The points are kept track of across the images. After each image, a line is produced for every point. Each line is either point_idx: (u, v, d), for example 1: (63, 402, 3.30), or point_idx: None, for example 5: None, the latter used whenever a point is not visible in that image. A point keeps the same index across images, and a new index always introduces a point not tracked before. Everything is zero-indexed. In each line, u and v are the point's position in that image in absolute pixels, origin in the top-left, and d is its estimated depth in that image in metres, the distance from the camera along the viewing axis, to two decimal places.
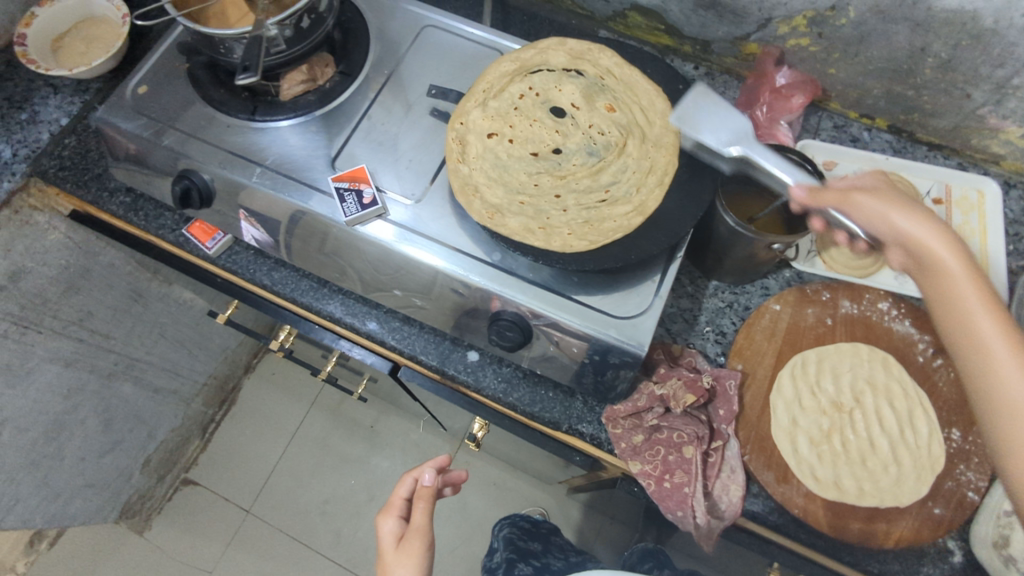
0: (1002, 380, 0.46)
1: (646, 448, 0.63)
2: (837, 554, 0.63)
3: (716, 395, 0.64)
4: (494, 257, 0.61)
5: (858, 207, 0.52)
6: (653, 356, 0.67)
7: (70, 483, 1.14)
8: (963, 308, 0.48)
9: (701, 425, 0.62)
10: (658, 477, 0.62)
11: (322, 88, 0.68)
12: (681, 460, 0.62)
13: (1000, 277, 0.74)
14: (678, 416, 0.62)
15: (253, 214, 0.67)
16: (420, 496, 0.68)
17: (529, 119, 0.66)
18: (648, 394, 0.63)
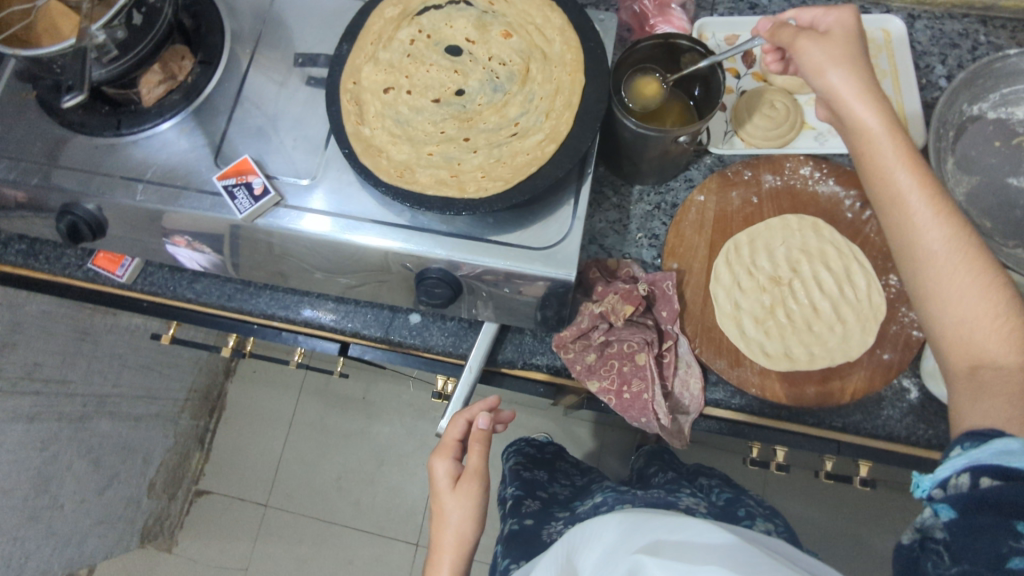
0: (963, 252, 0.47)
1: (600, 366, 0.63)
2: (799, 418, 0.64)
3: (655, 298, 0.65)
4: (404, 218, 0.59)
5: (804, 56, 0.54)
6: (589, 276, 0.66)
7: (77, 526, 1.15)
8: (883, 164, 0.51)
9: (648, 330, 0.63)
10: (617, 392, 0.62)
11: (184, 84, 0.65)
12: (635, 368, 0.62)
13: (916, 114, 0.74)
14: (624, 327, 0.63)
15: (192, 236, 0.63)
16: (475, 439, 0.62)
17: (424, 65, 0.63)
18: (589, 316, 0.63)
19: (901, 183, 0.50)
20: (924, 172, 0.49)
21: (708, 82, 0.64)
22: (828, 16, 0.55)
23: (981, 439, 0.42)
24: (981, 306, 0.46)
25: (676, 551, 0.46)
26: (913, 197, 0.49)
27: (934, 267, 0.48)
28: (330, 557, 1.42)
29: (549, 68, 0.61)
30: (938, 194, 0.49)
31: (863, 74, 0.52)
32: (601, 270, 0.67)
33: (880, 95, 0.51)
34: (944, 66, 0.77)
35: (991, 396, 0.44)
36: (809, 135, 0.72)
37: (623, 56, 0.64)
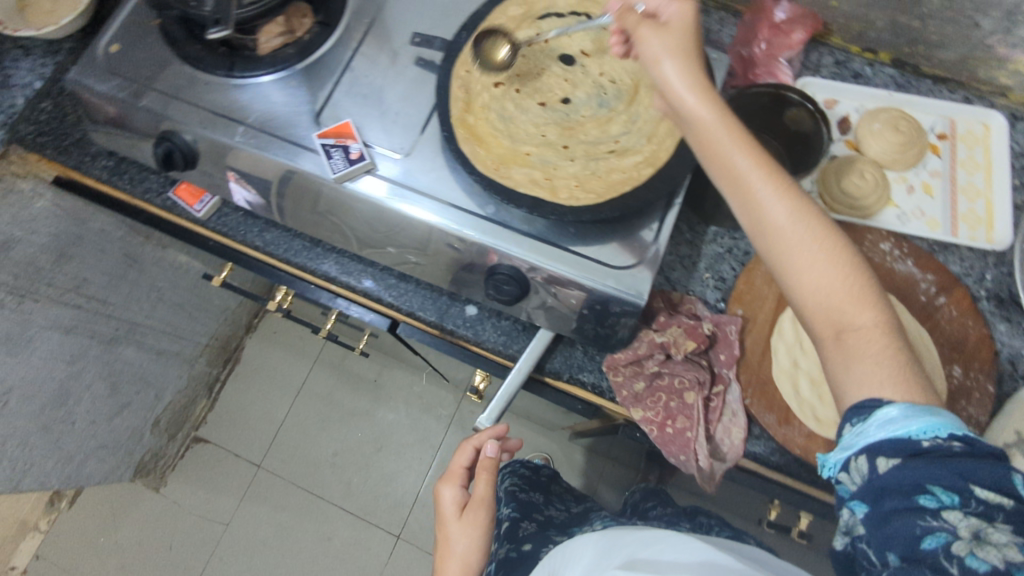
0: (814, 235, 0.45)
1: (648, 395, 0.63)
2: (837, 491, 0.63)
3: (716, 341, 0.65)
4: (488, 210, 0.60)
5: (643, 45, 0.50)
6: (652, 306, 0.67)
7: (81, 445, 1.14)
8: (722, 154, 0.47)
9: (702, 369, 0.63)
10: (660, 424, 0.62)
11: (301, 41, 0.66)
12: (683, 403, 0.62)
13: (1004, 213, 0.73)
14: (679, 361, 0.63)
15: (242, 173, 0.65)
16: (482, 467, 0.64)
17: (536, 68, 0.64)
18: (647, 343, 0.63)
19: (739, 170, 0.46)
20: (760, 158, 0.46)
21: (808, 138, 0.65)
22: (671, 5, 0.50)
23: (866, 411, 0.42)
24: (846, 279, 0.45)
25: (645, 565, 0.47)
26: (755, 183, 0.46)
27: (777, 250, 0.46)
28: (311, 530, 1.41)
29: (659, 95, 0.62)
30: (772, 177, 0.46)
31: (686, 60, 0.48)
32: (665, 305, 0.67)
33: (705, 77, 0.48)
34: None
35: (864, 360, 0.44)
36: (892, 213, 0.73)
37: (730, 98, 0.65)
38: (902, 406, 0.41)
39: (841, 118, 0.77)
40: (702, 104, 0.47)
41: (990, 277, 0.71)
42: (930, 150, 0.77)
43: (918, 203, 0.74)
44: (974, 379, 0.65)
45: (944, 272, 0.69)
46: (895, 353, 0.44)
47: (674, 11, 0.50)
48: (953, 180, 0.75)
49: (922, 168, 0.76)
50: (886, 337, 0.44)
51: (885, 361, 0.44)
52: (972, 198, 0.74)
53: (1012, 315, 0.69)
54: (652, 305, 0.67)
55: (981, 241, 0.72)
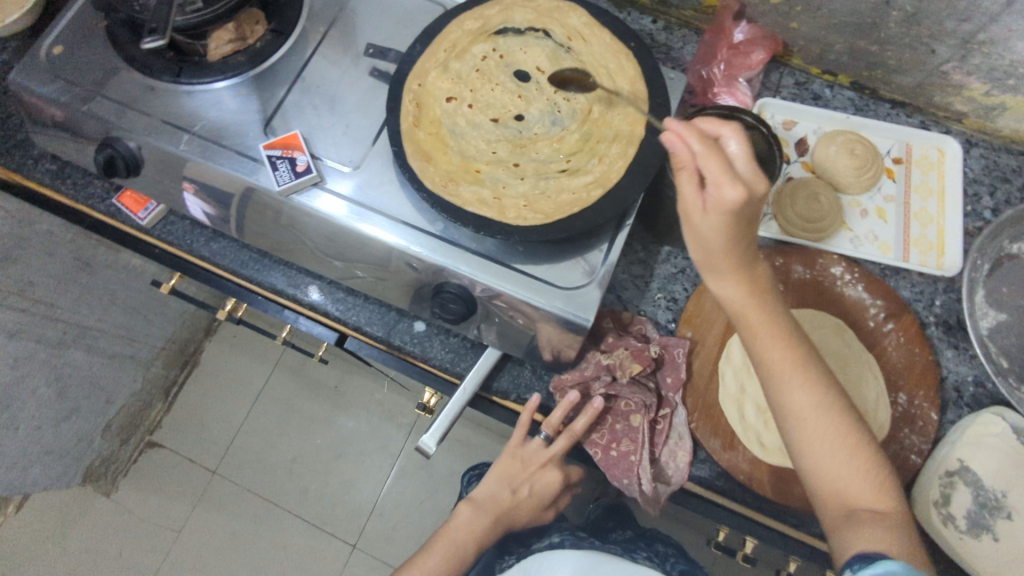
0: (828, 415, 0.51)
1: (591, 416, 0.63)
2: (780, 517, 0.63)
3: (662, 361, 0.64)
4: (435, 227, 0.59)
5: (685, 190, 0.49)
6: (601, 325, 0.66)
7: (26, 452, 1.11)
8: (753, 334, 0.53)
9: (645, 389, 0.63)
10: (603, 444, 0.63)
11: (252, 47, 0.64)
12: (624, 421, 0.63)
13: (955, 239, 0.74)
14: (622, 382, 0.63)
15: (196, 184, 0.63)
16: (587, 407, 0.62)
17: (490, 83, 0.62)
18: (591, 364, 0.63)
19: (766, 349, 0.52)
20: (790, 347, 0.52)
21: None
22: (745, 161, 0.49)
23: (868, 560, 0.46)
24: (865, 473, 0.50)
25: None
26: (775, 364, 0.52)
27: (792, 427, 0.52)
28: (267, 538, 1.38)
29: (612, 113, 0.61)
30: (797, 364, 0.52)
31: (731, 234, 0.49)
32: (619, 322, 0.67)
33: (751, 267, 0.52)
34: (991, 198, 0.77)
35: (867, 531, 0.48)
36: (845, 236, 0.73)
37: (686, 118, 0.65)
38: (902, 563, 0.45)
39: (800, 139, 0.78)
40: (736, 281, 0.52)
41: (939, 303, 0.72)
42: (886, 174, 0.77)
43: (871, 227, 0.74)
44: (919, 406, 0.65)
45: (893, 298, 0.69)
46: (901, 532, 0.48)
47: (731, 196, 0.46)
48: (907, 205, 0.76)
49: (877, 192, 0.76)
50: (883, 518, 0.49)
51: (887, 532, 0.48)
52: (924, 223, 0.75)
53: (958, 342, 0.70)
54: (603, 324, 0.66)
55: (931, 266, 0.72)
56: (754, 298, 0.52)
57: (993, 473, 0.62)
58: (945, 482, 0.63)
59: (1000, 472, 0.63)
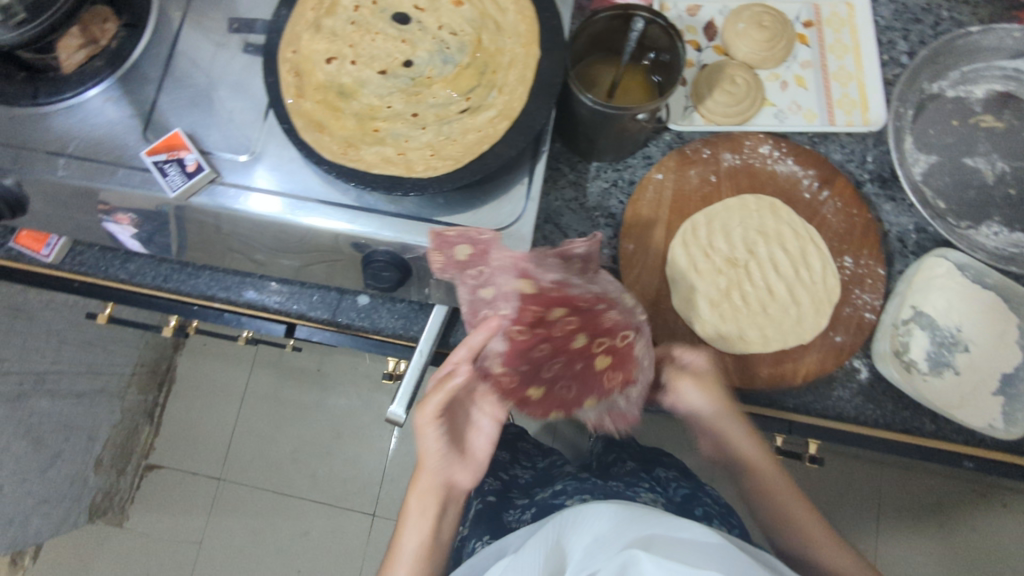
0: (815, 523, 0.63)
1: (540, 382, 0.57)
2: (752, 400, 0.64)
3: (578, 284, 0.58)
4: (349, 197, 0.56)
5: (682, 394, 0.61)
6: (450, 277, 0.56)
7: (18, 506, 1.09)
8: (766, 486, 0.64)
9: (598, 330, 0.57)
10: (575, 402, 0.59)
11: (108, 49, 0.60)
12: (590, 376, 0.58)
13: (876, 90, 0.73)
14: (564, 332, 0.56)
15: (120, 212, 0.59)
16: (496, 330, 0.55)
17: (369, 34, 0.59)
18: (506, 332, 0.55)
19: (765, 477, 0.64)
20: (794, 489, 0.64)
21: (666, 56, 0.63)
22: (695, 355, 0.61)
23: None
24: (834, 548, 0.60)
25: (666, 554, 0.47)
26: (772, 484, 0.64)
27: (773, 516, 0.64)
28: (287, 528, 1.40)
29: (502, 38, 0.59)
30: (784, 495, 0.64)
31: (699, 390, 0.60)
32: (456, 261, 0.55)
33: (742, 423, 0.63)
34: (905, 42, 0.76)
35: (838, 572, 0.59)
36: (769, 112, 0.72)
37: (580, 29, 0.61)
38: None
39: (707, 23, 0.75)
40: (723, 417, 0.62)
41: (871, 159, 0.71)
42: (798, 40, 0.75)
43: (794, 96, 0.73)
44: (865, 265, 0.66)
45: (824, 165, 0.68)
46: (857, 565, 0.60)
47: (699, 361, 0.61)
48: (824, 67, 0.74)
49: (793, 60, 0.74)
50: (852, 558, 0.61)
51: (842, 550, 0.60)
52: (845, 82, 0.74)
53: (895, 194, 0.70)
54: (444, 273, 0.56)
55: (858, 124, 0.71)
56: (757, 464, 0.64)
57: (945, 312, 0.65)
58: (903, 330, 0.65)
59: (951, 310, 0.65)
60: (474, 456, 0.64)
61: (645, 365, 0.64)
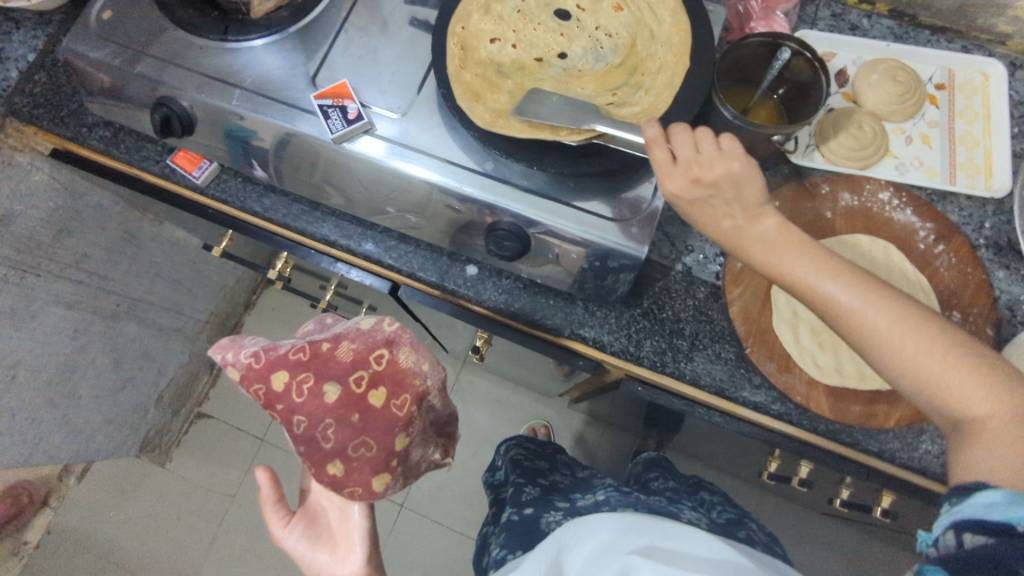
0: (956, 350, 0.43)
1: (331, 457, 0.50)
2: (837, 436, 0.64)
3: (332, 329, 0.55)
4: (486, 166, 0.60)
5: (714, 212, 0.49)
6: (254, 390, 0.52)
7: (88, 420, 1.14)
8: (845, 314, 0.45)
9: (345, 369, 0.51)
10: (381, 456, 0.51)
11: (294, 2, 0.65)
12: (372, 420, 0.50)
13: (1003, 160, 0.73)
14: (343, 369, 0.51)
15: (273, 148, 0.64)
16: (241, 382, 0.52)
17: (532, 23, 0.63)
18: (322, 390, 0.50)
19: (862, 311, 0.44)
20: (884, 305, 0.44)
21: (806, 88, 0.65)
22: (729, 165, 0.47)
23: (966, 491, 0.41)
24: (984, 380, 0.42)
25: (666, 555, 0.49)
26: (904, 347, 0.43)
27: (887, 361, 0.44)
28: None
29: (654, 46, 0.62)
30: (880, 298, 0.45)
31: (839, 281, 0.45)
32: (252, 366, 0.51)
33: (857, 272, 0.46)
34: None
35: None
36: (891, 163, 0.73)
37: (730, 48, 0.64)
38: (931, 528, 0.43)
39: (839, 70, 0.77)
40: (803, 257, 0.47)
41: (988, 225, 0.71)
42: (929, 100, 0.76)
43: (917, 152, 0.73)
44: (974, 324, 0.65)
45: (943, 220, 0.68)
46: None
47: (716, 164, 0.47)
48: (951, 130, 0.75)
49: (921, 118, 0.75)
50: None
51: None
52: (971, 147, 0.74)
53: (1010, 263, 0.70)
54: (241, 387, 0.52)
55: (980, 189, 0.72)
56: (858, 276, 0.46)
57: None
58: None
59: None
60: (329, 564, 0.58)
61: (734, 382, 0.65)
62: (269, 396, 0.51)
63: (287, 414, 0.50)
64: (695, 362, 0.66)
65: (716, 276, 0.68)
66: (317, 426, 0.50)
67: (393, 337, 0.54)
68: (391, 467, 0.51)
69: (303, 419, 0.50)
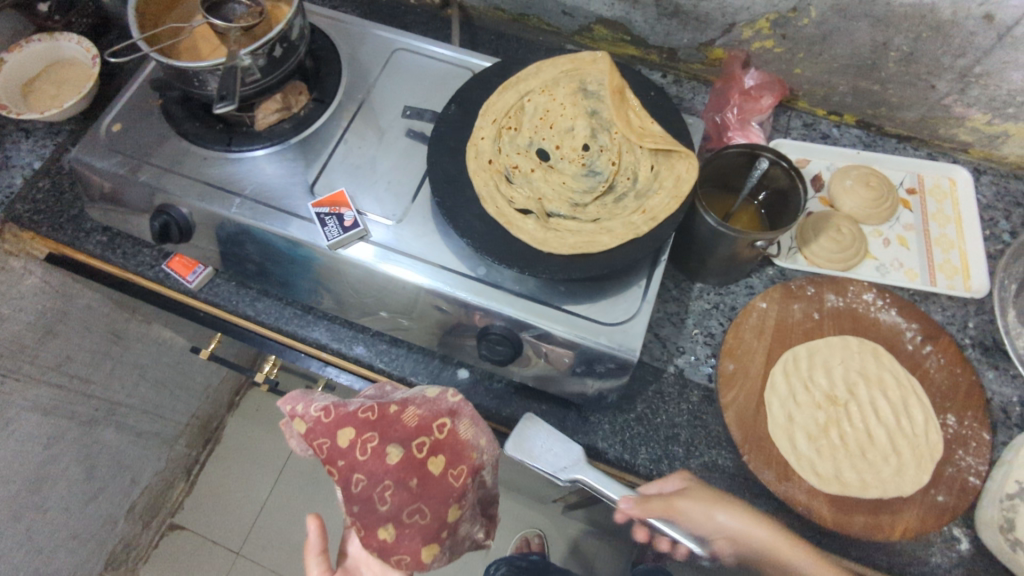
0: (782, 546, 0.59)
1: (384, 520, 0.55)
2: (844, 549, 0.62)
3: (397, 395, 0.61)
4: (479, 272, 0.61)
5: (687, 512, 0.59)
6: (318, 444, 0.57)
7: (53, 536, 1.08)
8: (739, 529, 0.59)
9: (409, 433, 0.57)
10: (433, 525, 0.55)
11: (297, 116, 0.68)
12: (429, 487, 0.55)
13: (978, 261, 0.75)
14: (407, 433, 0.57)
15: (267, 254, 0.65)
16: (309, 433, 0.58)
17: (520, 135, 0.66)
18: (383, 451, 0.56)
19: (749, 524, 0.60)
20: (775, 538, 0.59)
21: (784, 194, 0.68)
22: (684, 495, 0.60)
23: None
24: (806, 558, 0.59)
25: None
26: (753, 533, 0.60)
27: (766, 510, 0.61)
28: None
29: (638, 155, 0.64)
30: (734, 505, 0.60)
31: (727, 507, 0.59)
32: (322, 420, 0.58)
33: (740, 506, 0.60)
34: (1007, 221, 0.79)
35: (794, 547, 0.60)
36: (871, 264, 0.75)
37: (709, 158, 0.67)
38: None
39: (814, 175, 0.80)
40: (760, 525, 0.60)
41: (972, 325, 0.73)
42: (902, 204, 0.79)
43: (895, 254, 0.76)
44: (971, 427, 0.65)
45: (928, 321, 0.69)
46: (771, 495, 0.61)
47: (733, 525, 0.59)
48: (926, 233, 0.77)
49: (896, 221, 0.78)
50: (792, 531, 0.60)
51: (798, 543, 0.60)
52: (946, 249, 0.76)
53: (998, 362, 0.70)
54: (307, 440, 0.58)
55: (959, 290, 0.74)
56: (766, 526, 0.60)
57: None
58: (1008, 506, 0.59)
59: None
60: None
61: (733, 491, 0.64)
62: (332, 451, 0.57)
63: (349, 471, 0.56)
64: (693, 470, 0.64)
65: (709, 378, 0.68)
66: (378, 487, 0.55)
67: (454, 409, 0.60)
68: (440, 538, 0.55)
69: (366, 477, 0.55)
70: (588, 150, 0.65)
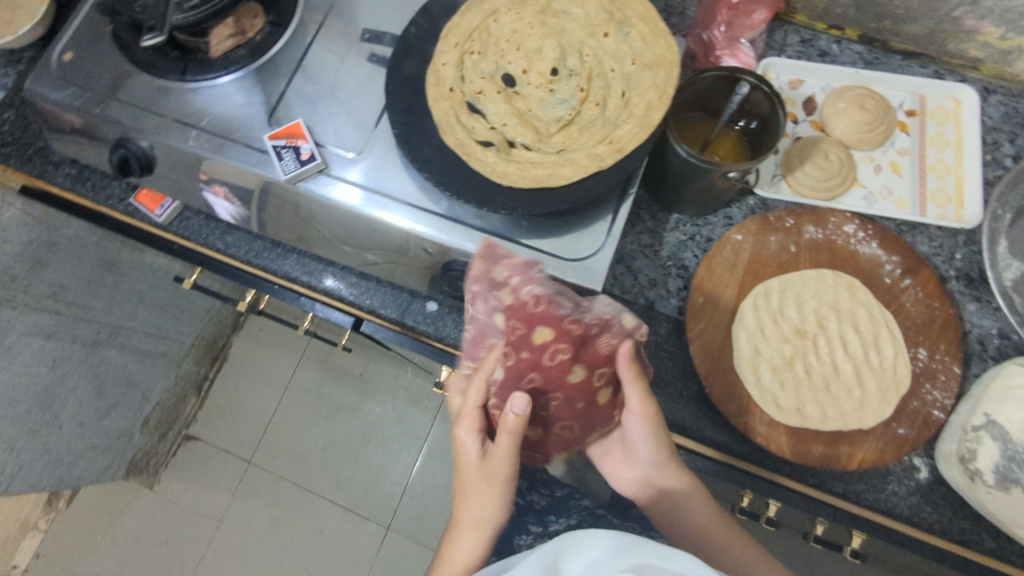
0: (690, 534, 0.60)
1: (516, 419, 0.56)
2: (800, 478, 0.63)
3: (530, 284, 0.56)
4: (440, 206, 0.60)
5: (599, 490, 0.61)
6: (511, 326, 0.54)
7: (72, 447, 1.15)
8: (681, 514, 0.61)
9: (599, 360, 0.55)
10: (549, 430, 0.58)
11: (252, 41, 0.66)
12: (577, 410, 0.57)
13: (975, 188, 0.72)
14: (598, 358, 0.55)
15: (228, 185, 0.65)
16: (512, 316, 0.54)
17: (487, 60, 0.62)
18: (568, 368, 0.53)
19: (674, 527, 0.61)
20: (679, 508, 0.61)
21: (765, 122, 0.64)
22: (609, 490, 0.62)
23: None
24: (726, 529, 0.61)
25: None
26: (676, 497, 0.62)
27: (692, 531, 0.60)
28: (303, 522, 1.43)
29: (609, 83, 0.61)
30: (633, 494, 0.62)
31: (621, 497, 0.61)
32: (528, 306, 0.54)
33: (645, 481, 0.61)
34: (1011, 146, 0.74)
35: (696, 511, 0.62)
36: (858, 193, 0.72)
37: (685, 83, 0.64)
38: None
39: (806, 98, 0.76)
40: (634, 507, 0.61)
41: (959, 257, 0.70)
42: (899, 127, 0.75)
43: (886, 182, 0.72)
44: (940, 361, 0.64)
45: (910, 254, 0.67)
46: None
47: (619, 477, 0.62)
48: (922, 157, 0.73)
49: (891, 145, 0.74)
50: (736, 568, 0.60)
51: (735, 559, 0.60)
52: (941, 175, 0.73)
53: (981, 295, 0.69)
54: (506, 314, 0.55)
55: (950, 219, 0.71)
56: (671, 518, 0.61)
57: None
58: (971, 437, 0.61)
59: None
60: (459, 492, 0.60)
61: (696, 421, 0.64)
62: (521, 340, 0.54)
63: (528, 368, 0.53)
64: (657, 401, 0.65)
65: (678, 311, 0.68)
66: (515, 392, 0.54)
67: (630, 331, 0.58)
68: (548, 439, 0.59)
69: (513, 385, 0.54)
70: (556, 75, 0.62)
